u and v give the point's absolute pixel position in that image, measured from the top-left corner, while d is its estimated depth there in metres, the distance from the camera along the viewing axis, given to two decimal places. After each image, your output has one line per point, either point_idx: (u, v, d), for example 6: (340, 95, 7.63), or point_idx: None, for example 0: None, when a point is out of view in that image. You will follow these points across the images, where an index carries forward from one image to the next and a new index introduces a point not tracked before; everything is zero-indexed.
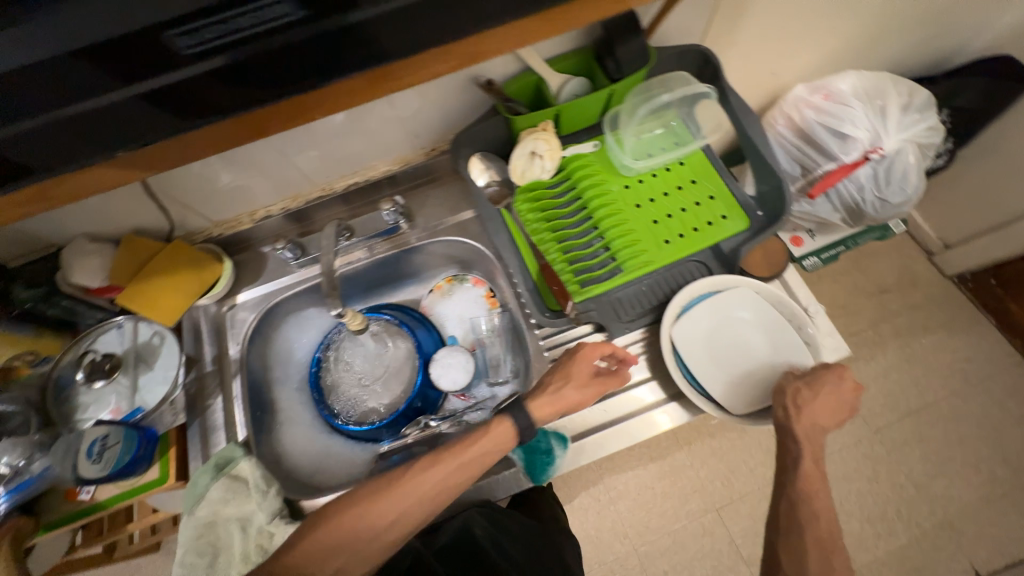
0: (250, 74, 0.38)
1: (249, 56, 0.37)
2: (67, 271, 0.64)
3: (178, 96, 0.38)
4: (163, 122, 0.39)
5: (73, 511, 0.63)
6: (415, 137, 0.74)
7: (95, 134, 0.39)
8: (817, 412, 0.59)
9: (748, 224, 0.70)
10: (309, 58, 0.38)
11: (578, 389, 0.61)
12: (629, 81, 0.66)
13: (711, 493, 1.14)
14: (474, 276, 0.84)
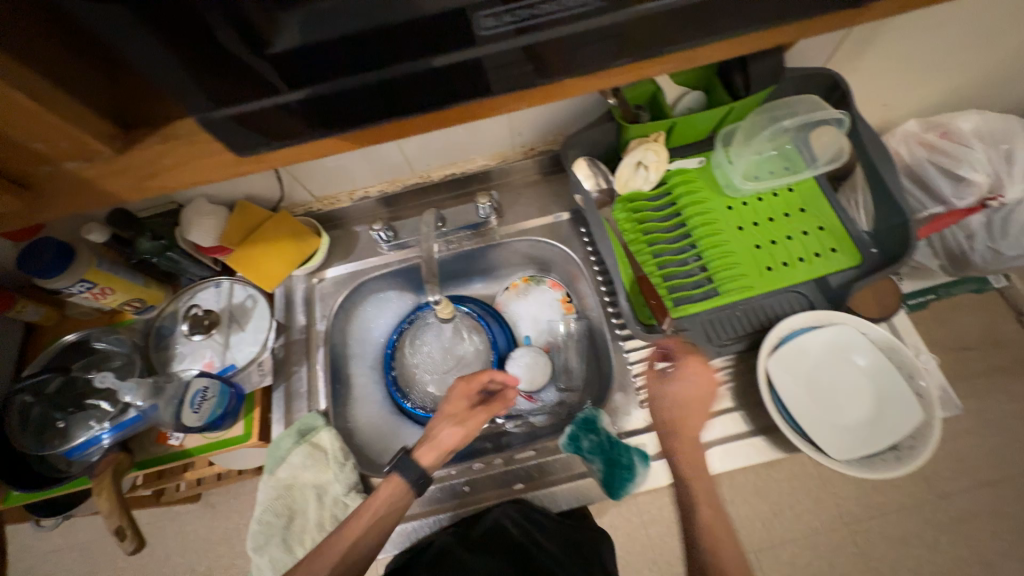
0: (368, 99, 0.35)
1: (369, 81, 0.34)
2: (186, 228, 0.68)
3: (290, 117, 0.35)
4: (340, 113, 0.36)
5: (165, 454, 0.68)
6: (518, 135, 0.75)
7: (277, 126, 0.36)
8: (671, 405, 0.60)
9: (858, 261, 0.66)
10: (437, 87, 0.36)
11: (453, 427, 0.61)
12: (752, 100, 0.64)
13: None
14: (552, 278, 0.83)
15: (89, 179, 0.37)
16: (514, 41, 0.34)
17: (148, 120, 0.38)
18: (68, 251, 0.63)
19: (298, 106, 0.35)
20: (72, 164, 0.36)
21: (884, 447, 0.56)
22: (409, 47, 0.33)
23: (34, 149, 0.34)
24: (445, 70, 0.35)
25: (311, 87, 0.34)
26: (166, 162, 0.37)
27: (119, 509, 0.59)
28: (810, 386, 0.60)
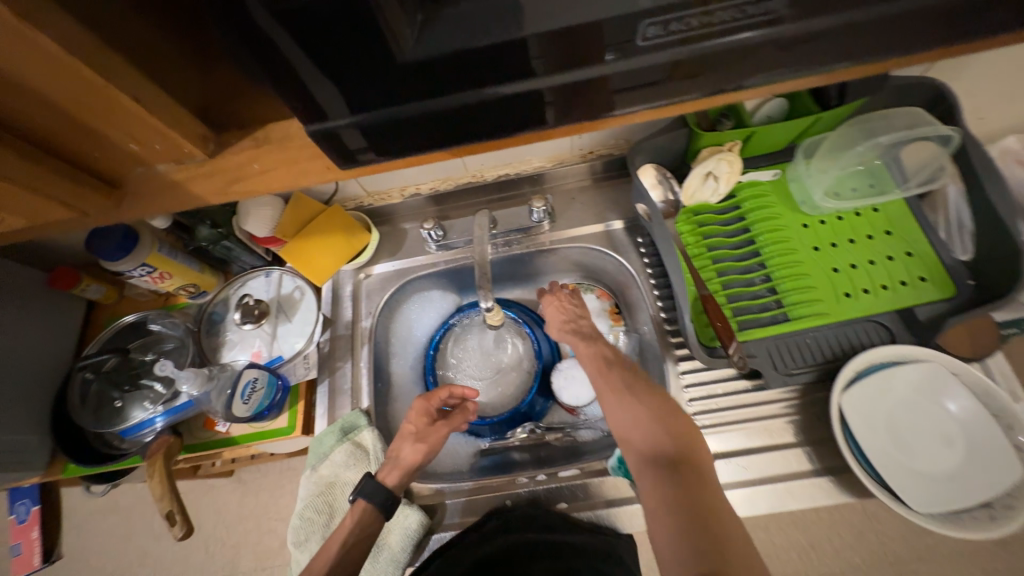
0: (428, 126, 0.32)
1: (434, 108, 0.31)
2: (244, 218, 0.68)
3: (347, 141, 0.32)
4: (448, 127, 0.33)
5: (212, 439, 0.69)
6: (579, 138, 0.72)
7: (380, 138, 0.33)
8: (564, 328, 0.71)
9: (951, 294, 0.60)
10: (498, 115, 0.33)
11: (414, 444, 0.63)
12: (839, 113, 0.61)
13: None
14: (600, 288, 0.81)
15: (181, 181, 0.35)
16: (596, 70, 0.30)
17: (243, 119, 0.34)
18: (133, 234, 0.64)
19: (354, 132, 0.32)
20: (169, 166, 0.34)
21: (972, 504, 0.51)
22: (472, 75, 0.30)
23: (131, 150, 0.32)
24: (506, 99, 0.31)
25: (369, 113, 0.31)
26: (260, 165, 0.34)
27: (169, 494, 0.61)
28: (887, 427, 0.55)
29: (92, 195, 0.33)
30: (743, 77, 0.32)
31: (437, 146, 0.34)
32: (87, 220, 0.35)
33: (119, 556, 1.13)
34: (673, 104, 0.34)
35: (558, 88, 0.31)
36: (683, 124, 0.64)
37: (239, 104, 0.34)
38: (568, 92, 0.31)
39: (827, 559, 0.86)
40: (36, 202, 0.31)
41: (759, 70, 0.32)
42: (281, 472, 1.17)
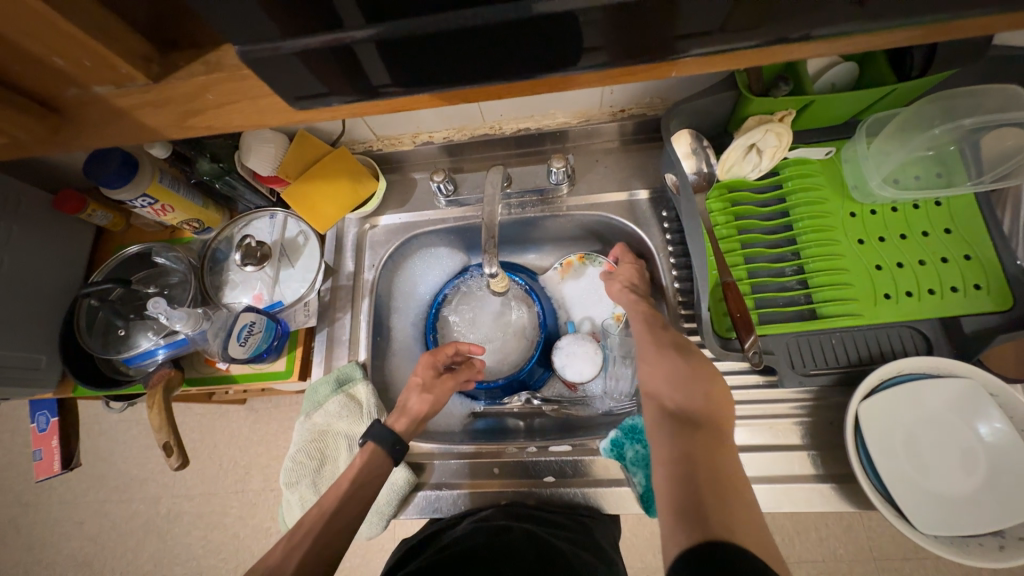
0: (454, 52, 0.27)
1: (456, 29, 0.25)
2: (244, 154, 0.64)
3: (361, 61, 0.27)
4: (469, 65, 0.28)
5: (212, 375, 0.71)
6: (610, 93, 0.64)
7: (404, 71, 0.28)
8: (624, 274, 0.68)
9: (1006, 307, 0.53)
10: (536, 45, 0.27)
11: (421, 394, 0.63)
12: (921, 84, 0.51)
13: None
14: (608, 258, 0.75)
15: (122, 111, 0.29)
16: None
17: (195, 35, 0.28)
18: (131, 163, 0.62)
19: (369, 49, 0.26)
20: (102, 90, 0.27)
21: (982, 531, 0.48)
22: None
23: (56, 67, 0.26)
24: (552, 19, 0.25)
25: (388, 24, 0.25)
26: (215, 97, 0.29)
27: (167, 425, 0.63)
28: (906, 442, 0.52)
29: (23, 117, 0.28)
30: (814, 23, 0.26)
31: (448, 82, 0.29)
32: (26, 146, 0.31)
33: (141, 464, 1.23)
34: (717, 57, 0.29)
35: (591, 14, 0.25)
36: (731, 86, 0.56)
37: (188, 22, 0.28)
38: (606, 22, 0.25)
39: (809, 544, 0.90)
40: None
41: (831, 17, 0.26)
42: (287, 405, 1.22)
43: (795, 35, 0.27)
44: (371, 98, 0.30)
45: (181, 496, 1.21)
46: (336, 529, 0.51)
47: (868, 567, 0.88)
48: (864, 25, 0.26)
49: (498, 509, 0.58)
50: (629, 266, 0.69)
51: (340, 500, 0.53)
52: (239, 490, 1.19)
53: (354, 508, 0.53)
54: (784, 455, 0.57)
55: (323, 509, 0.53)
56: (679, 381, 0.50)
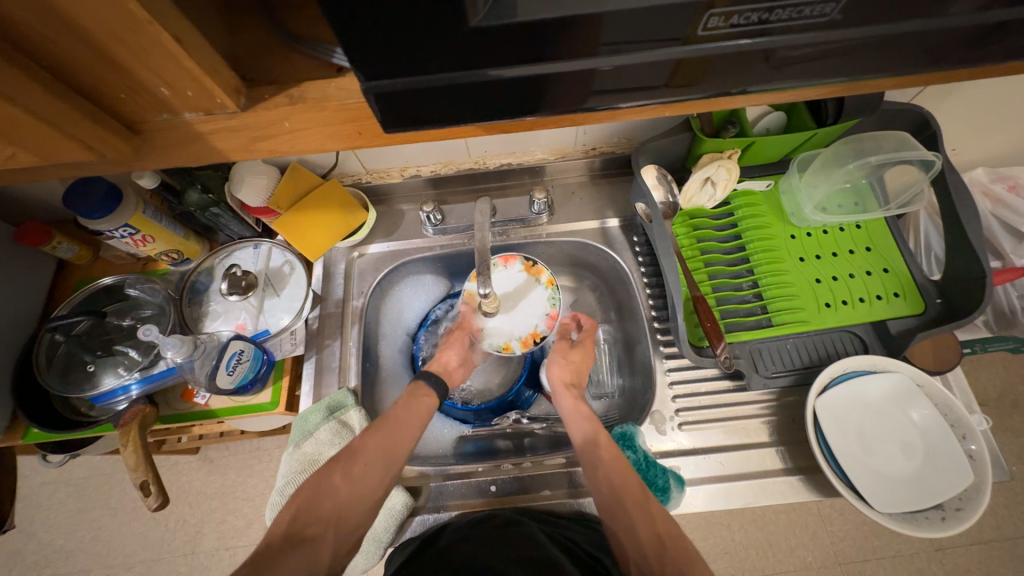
0: (454, 100, 0.30)
1: (468, 81, 0.29)
2: (237, 185, 0.66)
3: (379, 110, 0.30)
4: (462, 107, 0.31)
5: (191, 411, 0.68)
6: (583, 134, 0.73)
7: (406, 113, 0.31)
8: (574, 364, 0.69)
9: (921, 309, 0.63)
10: (532, 97, 0.31)
11: (450, 349, 0.71)
12: (831, 132, 0.63)
13: (741, 559, 0.96)
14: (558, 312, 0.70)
15: (201, 135, 0.30)
16: (595, 61, 0.29)
17: (272, 74, 0.31)
18: (116, 193, 0.61)
19: (368, 98, 0.29)
20: (190, 116, 0.29)
21: (928, 506, 0.55)
22: (500, 47, 0.27)
23: None
24: (547, 78, 0.30)
25: (388, 81, 0.28)
26: (290, 125, 0.31)
27: (143, 463, 0.60)
28: (857, 433, 0.59)
29: (114, 141, 0.29)
30: (751, 81, 0.33)
31: (459, 121, 0.32)
32: (89, 166, 0.31)
33: (72, 531, 1.10)
34: (683, 103, 0.35)
35: (576, 75, 0.30)
36: (687, 129, 0.66)
37: (270, 62, 0.31)
38: (593, 79, 0.30)
39: (782, 555, 0.95)
40: (56, 142, 0.26)
41: (765, 79, 0.33)
42: (251, 451, 1.14)
43: (740, 88, 0.33)
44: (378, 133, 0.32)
45: (119, 565, 1.07)
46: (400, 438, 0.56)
47: (835, 572, 0.93)
48: (789, 83, 0.33)
49: (515, 513, 0.61)
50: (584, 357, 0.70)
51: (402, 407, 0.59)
52: (191, 551, 1.08)
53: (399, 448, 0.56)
54: (756, 454, 0.62)
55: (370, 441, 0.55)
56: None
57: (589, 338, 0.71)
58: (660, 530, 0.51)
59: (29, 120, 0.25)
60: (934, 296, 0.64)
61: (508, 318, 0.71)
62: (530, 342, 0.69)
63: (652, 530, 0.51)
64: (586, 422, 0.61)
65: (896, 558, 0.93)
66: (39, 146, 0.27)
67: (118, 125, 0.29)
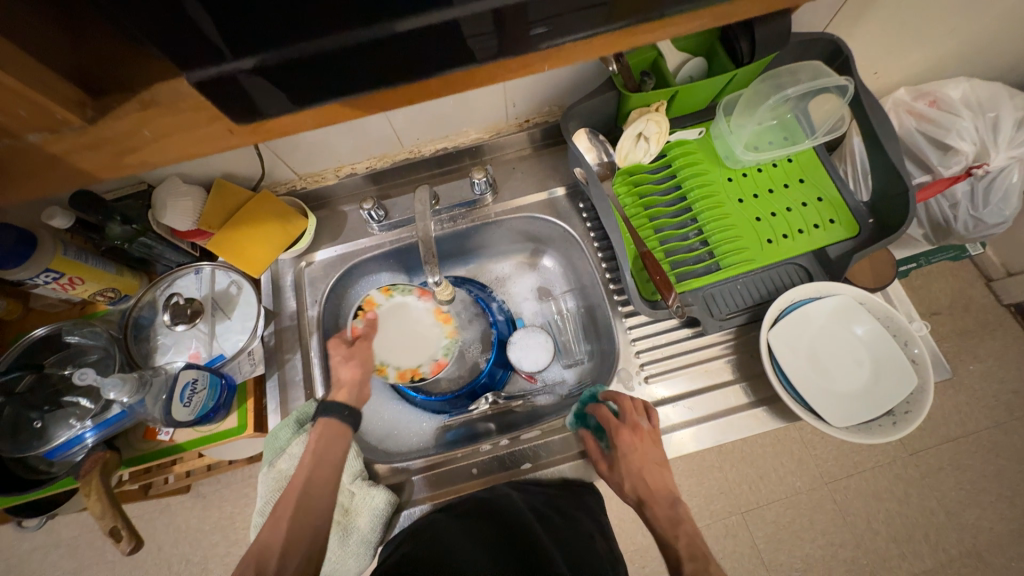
0: (348, 67, 0.28)
1: (330, 49, 0.27)
2: (159, 211, 0.62)
3: (250, 94, 0.28)
4: (357, 72, 0.29)
5: (156, 449, 0.66)
6: (513, 107, 0.72)
7: (307, 86, 0.29)
8: (642, 470, 0.58)
9: (856, 231, 0.66)
10: (426, 57, 0.29)
11: (347, 363, 0.65)
12: (752, 69, 0.63)
13: (735, 495, 1.00)
14: (444, 360, 0.68)
15: (57, 157, 0.29)
16: (484, 4, 0.26)
17: (125, 83, 0.29)
18: (29, 238, 0.57)
19: (257, 78, 0.27)
20: (35, 137, 0.28)
21: (879, 414, 0.58)
22: (367, 5, 0.25)
23: None
24: (431, 31, 0.27)
25: (268, 53, 0.26)
26: (150, 132, 0.29)
27: (110, 510, 0.59)
28: (810, 357, 0.61)
29: None
30: (659, 4, 0.30)
31: (350, 94, 0.30)
32: None
33: None
34: (598, 42, 0.31)
35: (469, 22, 0.27)
36: (612, 87, 0.66)
37: (121, 67, 0.29)
38: (487, 28, 0.28)
39: (773, 485, 1.00)
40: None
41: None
42: (243, 480, 1.12)
43: (651, 12, 0.30)
44: (270, 119, 0.30)
45: None
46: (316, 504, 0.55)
47: (822, 492, 0.99)
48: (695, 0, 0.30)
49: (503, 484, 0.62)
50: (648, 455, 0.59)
51: (309, 468, 0.57)
52: None
53: (322, 488, 0.56)
54: (722, 395, 0.65)
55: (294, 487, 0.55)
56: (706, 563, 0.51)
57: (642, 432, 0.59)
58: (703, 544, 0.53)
59: None
60: (868, 217, 0.66)
61: (395, 345, 0.68)
62: (406, 376, 0.67)
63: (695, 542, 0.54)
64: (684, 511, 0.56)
65: (876, 468, 0.99)
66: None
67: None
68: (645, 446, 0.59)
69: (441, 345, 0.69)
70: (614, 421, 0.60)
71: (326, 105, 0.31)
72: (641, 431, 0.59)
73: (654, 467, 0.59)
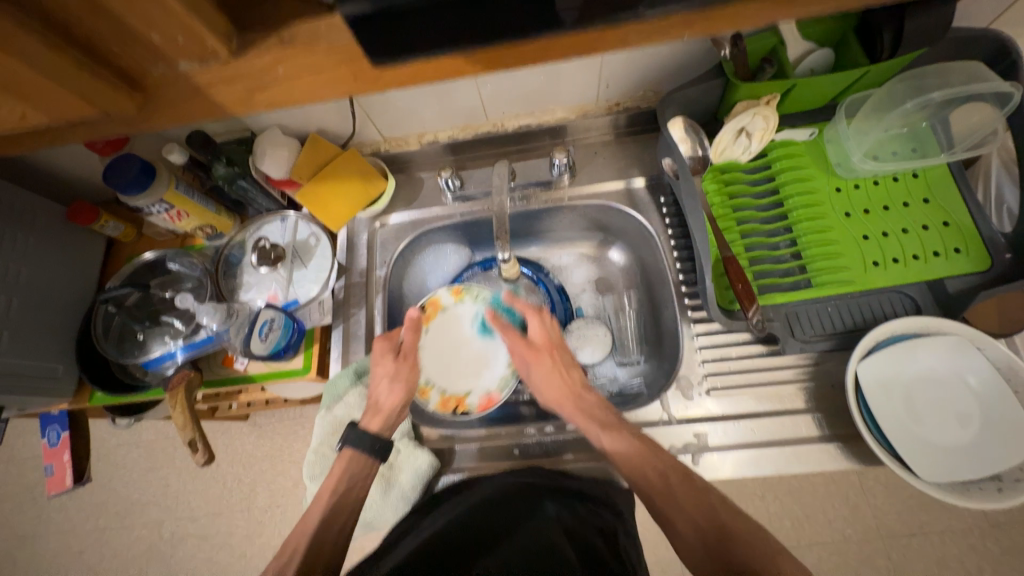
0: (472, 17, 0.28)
1: None
2: (260, 157, 0.67)
3: (373, 37, 0.28)
4: (482, 22, 0.29)
5: (230, 376, 0.72)
6: (605, 88, 0.69)
7: (432, 33, 0.29)
8: (542, 378, 0.61)
9: (987, 265, 0.57)
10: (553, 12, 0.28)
11: (390, 386, 0.61)
12: (892, 65, 0.56)
13: (774, 529, 0.94)
14: (485, 400, 0.64)
15: (198, 86, 0.31)
16: None
17: (265, 20, 0.31)
18: (149, 169, 0.63)
19: (387, 21, 0.27)
20: (185, 66, 0.30)
21: (981, 476, 0.51)
22: None
23: None
24: None
25: None
26: (283, 70, 0.31)
27: (191, 423, 0.67)
28: (903, 397, 0.55)
29: (112, 95, 0.29)
30: None
31: (470, 46, 0.30)
32: (94, 125, 0.32)
33: (144, 487, 1.21)
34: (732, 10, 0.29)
35: None
36: (720, 74, 0.61)
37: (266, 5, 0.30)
38: None
39: (819, 526, 0.93)
40: (60, 95, 0.28)
41: None
42: (295, 419, 1.21)
43: None
44: (394, 65, 0.31)
45: (185, 518, 1.18)
46: (338, 517, 0.55)
47: (876, 545, 0.90)
48: None
49: (531, 469, 0.60)
50: (564, 362, 0.62)
51: (331, 493, 0.56)
52: (246, 508, 1.17)
53: (344, 501, 0.56)
54: (791, 421, 0.59)
55: (309, 520, 0.55)
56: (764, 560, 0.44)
57: (556, 342, 0.63)
58: (634, 435, 0.54)
59: (26, 69, 0.26)
60: (1006, 251, 0.57)
61: (446, 364, 0.66)
62: (450, 405, 0.63)
63: (654, 462, 0.52)
64: (556, 395, 0.60)
65: (946, 532, 0.89)
66: (45, 100, 0.28)
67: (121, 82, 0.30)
68: (545, 351, 0.62)
69: (494, 379, 0.65)
70: (516, 340, 0.64)
71: (444, 56, 0.31)
72: (544, 346, 0.63)
73: (553, 378, 0.61)
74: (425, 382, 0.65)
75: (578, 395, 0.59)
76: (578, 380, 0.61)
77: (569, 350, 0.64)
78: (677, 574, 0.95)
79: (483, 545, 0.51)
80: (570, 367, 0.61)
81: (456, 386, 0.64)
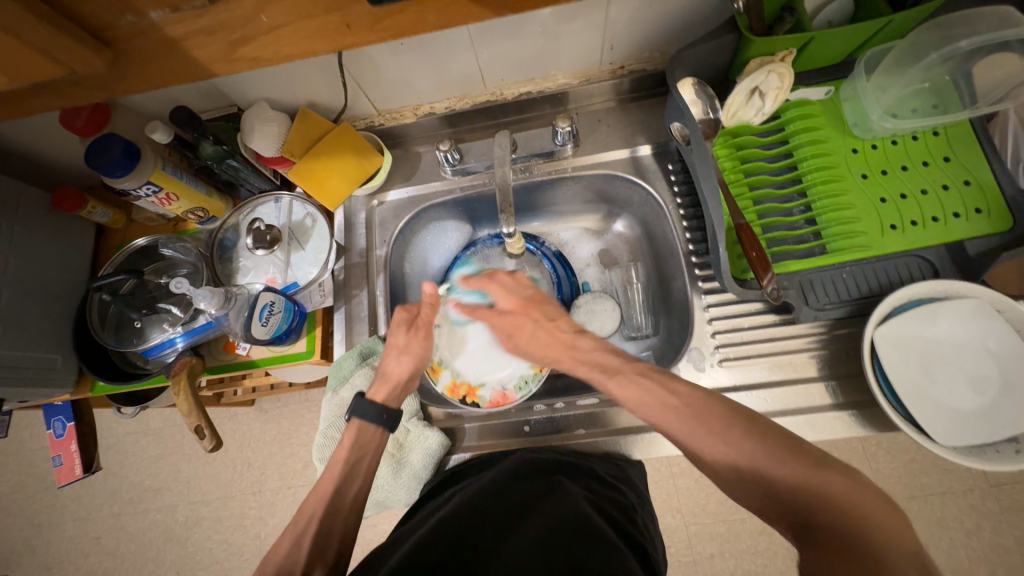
0: None
1: None
2: (248, 133, 0.64)
3: None
4: None
5: (234, 362, 0.71)
6: (609, 50, 0.65)
7: None
8: (524, 338, 0.60)
9: (1010, 225, 0.55)
10: None
11: (400, 357, 0.61)
12: (917, 14, 0.52)
13: None
14: (493, 395, 0.65)
15: (174, 41, 0.29)
16: None
17: None
18: (134, 150, 0.60)
19: None
20: (157, 16, 0.28)
21: (997, 439, 0.50)
22: None
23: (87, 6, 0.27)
24: None
25: None
26: (268, 20, 0.28)
27: (196, 410, 0.66)
28: (920, 361, 0.54)
29: (76, 50, 0.27)
30: None
31: None
32: (57, 85, 0.30)
33: (154, 473, 1.22)
34: None
35: None
36: (732, 30, 0.57)
37: None
38: None
39: None
40: (15, 49, 0.25)
41: None
42: (300, 403, 1.21)
43: None
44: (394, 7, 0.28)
45: (197, 502, 1.20)
46: (352, 491, 0.55)
47: None
48: None
49: (544, 449, 0.60)
50: (547, 317, 0.60)
51: (343, 468, 0.55)
52: (256, 491, 1.18)
53: (354, 476, 0.55)
54: (805, 391, 0.59)
55: (325, 484, 0.54)
56: (838, 495, 0.36)
57: (528, 300, 0.61)
58: None
59: None
60: None
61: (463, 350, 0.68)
62: (455, 391, 0.65)
63: (664, 401, 0.47)
64: (548, 352, 0.58)
65: (947, 493, 0.90)
66: None
67: (85, 36, 0.27)
68: (520, 314, 0.61)
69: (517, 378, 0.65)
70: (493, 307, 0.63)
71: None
72: (524, 303, 0.61)
73: (538, 337, 0.59)
74: (437, 360, 0.67)
75: (573, 346, 0.56)
76: (567, 332, 0.58)
77: (549, 301, 0.62)
78: (683, 539, 0.96)
79: (507, 512, 0.49)
80: (554, 319, 0.59)
81: (470, 374, 0.66)
